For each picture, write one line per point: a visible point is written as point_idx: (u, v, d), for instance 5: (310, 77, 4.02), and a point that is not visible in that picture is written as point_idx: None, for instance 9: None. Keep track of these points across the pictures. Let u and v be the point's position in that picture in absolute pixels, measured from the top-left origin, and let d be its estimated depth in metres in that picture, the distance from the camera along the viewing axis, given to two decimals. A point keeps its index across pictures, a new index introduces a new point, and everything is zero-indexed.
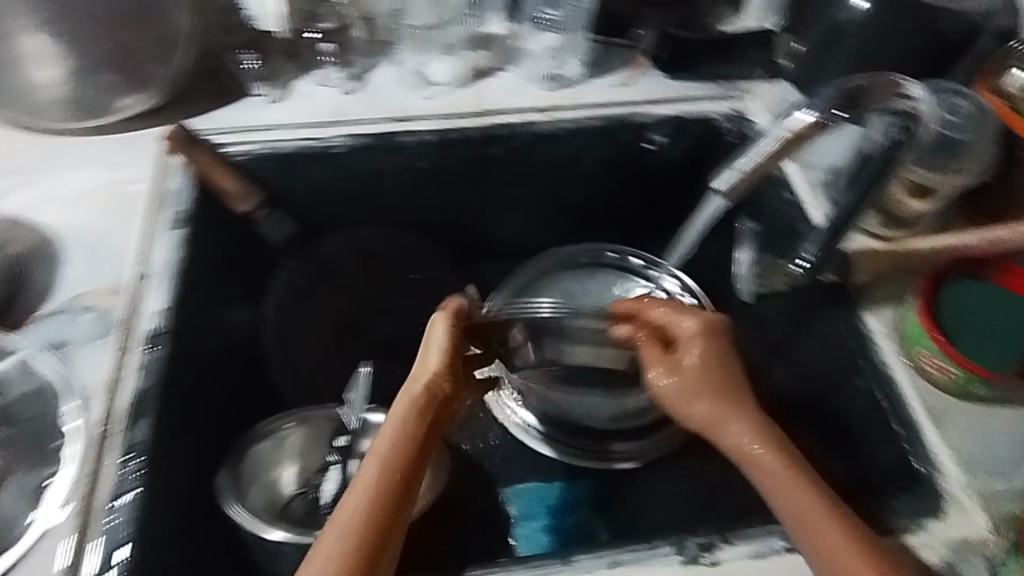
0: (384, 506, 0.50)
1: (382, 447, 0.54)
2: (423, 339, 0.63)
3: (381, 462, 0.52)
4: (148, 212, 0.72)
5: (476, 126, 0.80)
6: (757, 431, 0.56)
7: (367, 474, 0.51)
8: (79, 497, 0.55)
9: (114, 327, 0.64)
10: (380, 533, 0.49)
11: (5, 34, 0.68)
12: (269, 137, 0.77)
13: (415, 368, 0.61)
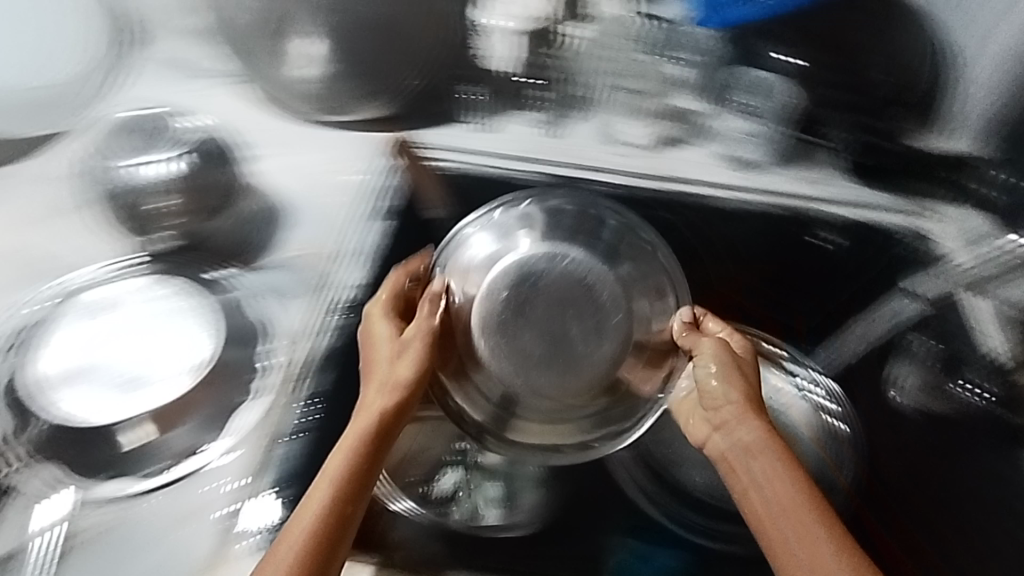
0: (326, 520, 0.55)
1: (323, 488, 0.57)
2: (366, 334, 0.68)
3: (331, 475, 0.58)
4: (360, 200, 0.83)
5: (659, 192, 0.87)
6: (770, 453, 0.58)
7: (314, 501, 0.56)
8: (248, 444, 0.66)
9: (320, 287, 0.75)
10: (342, 528, 0.56)
11: (295, 36, 0.85)
12: (473, 160, 0.86)
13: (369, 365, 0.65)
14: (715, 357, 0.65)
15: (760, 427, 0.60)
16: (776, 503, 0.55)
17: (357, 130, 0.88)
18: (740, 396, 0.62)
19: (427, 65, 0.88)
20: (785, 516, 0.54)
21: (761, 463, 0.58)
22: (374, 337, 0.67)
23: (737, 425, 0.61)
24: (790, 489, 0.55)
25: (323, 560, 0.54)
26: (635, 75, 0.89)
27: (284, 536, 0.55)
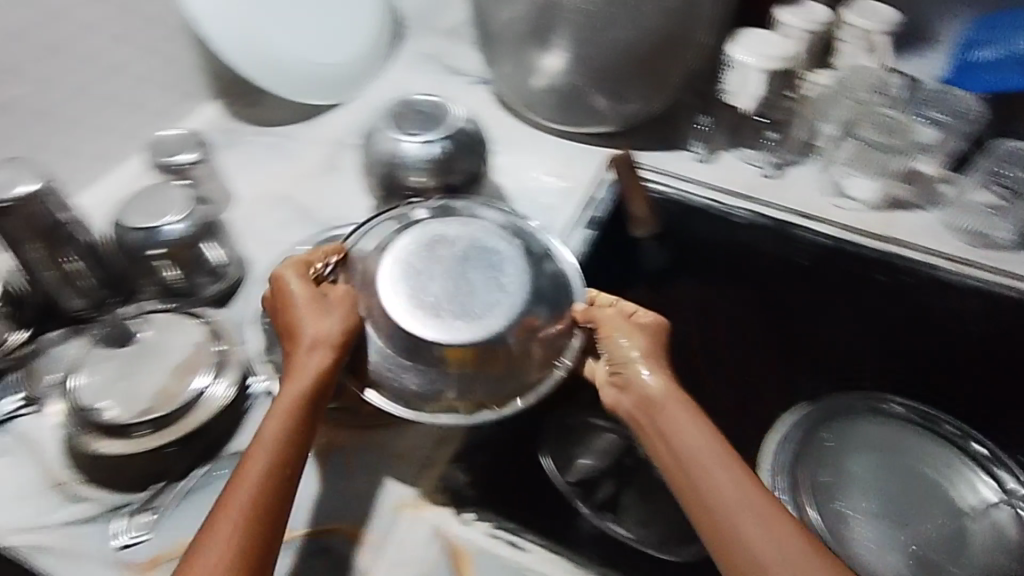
0: (279, 470, 0.52)
1: (257, 451, 0.53)
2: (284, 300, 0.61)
3: (278, 430, 0.54)
4: (577, 207, 0.87)
5: (877, 250, 0.83)
6: (696, 439, 0.53)
7: (253, 464, 0.52)
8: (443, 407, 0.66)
9: None
10: (285, 484, 0.52)
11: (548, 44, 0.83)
12: (686, 187, 0.88)
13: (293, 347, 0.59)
14: (641, 343, 0.60)
15: (677, 409, 0.55)
16: (732, 501, 0.50)
17: (589, 144, 0.94)
18: (632, 377, 0.58)
19: (665, 88, 0.89)
20: (754, 519, 0.49)
21: (699, 455, 0.53)
22: (292, 304, 0.61)
23: (671, 418, 0.55)
24: (736, 482, 0.51)
25: (274, 515, 0.51)
26: (880, 129, 0.87)
27: (223, 508, 0.50)
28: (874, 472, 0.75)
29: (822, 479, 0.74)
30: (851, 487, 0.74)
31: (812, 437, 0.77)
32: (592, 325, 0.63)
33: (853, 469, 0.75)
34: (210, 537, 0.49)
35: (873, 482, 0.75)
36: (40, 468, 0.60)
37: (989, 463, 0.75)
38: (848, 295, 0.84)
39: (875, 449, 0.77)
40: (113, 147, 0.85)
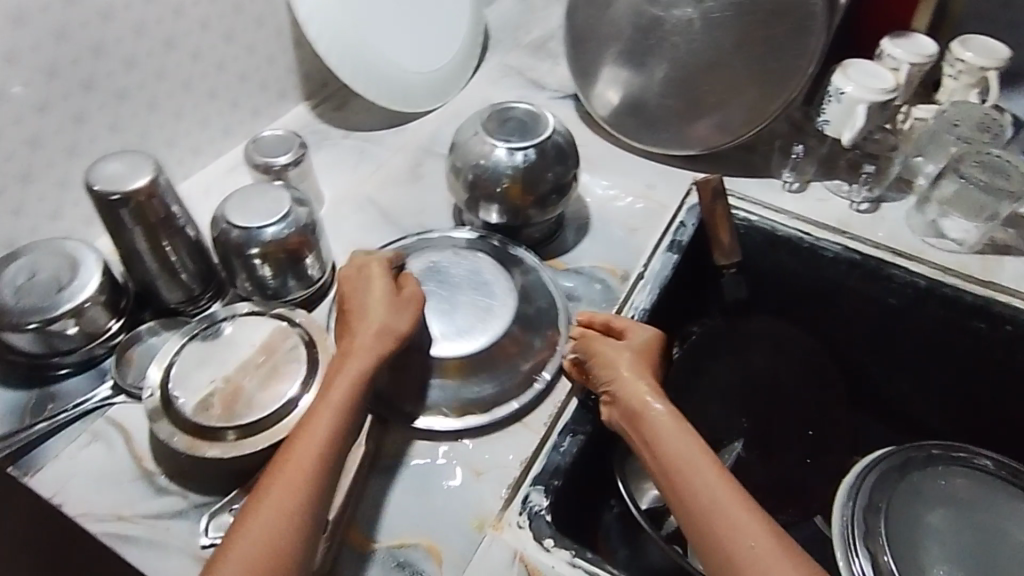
0: (330, 460, 0.53)
1: (307, 437, 0.53)
2: (354, 297, 0.64)
3: (331, 415, 0.54)
4: (659, 230, 0.85)
5: (979, 293, 0.78)
6: (682, 448, 0.54)
7: (303, 448, 0.52)
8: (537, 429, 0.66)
9: (612, 304, 0.77)
10: (328, 472, 0.52)
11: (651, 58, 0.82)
12: (774, 216, 0.86)
13: (349, 340, 0.60)
14: (633, 363, 0.62)
15: (666, 422, 0.57)
16: (717, 504, 0.51)
17: (674, 167, 0.92)
18: (631, 398, 0.59)
19: (763, 116, 0.84)
20: (744, 523, 0.49)
21: (686, 464, 0.53)
22: (359, 298, 0.63)
23: (659, 428, 0.57)
24: (720, 487, 0.52)
25: (316, 503, 0.51)
26: (987, 168, 0.82)
27: (264, 490, 0.51)
28: (959, 521, 0.74)
29: (906, 528, 0.72)
30: (935, 537, 0.72)
31: (892, 484, 0.76)
32: (594, 351, 0.65)
33: (936, 518, 0.73)
34: (253, 519, 0.49)
35: (957, 532, 0.73)
36: (129, 455, 0.62)
37: None
38: (935, 341, 0.82)
39: (956, 500, 0.76)
40: (206, 143, 0.87)
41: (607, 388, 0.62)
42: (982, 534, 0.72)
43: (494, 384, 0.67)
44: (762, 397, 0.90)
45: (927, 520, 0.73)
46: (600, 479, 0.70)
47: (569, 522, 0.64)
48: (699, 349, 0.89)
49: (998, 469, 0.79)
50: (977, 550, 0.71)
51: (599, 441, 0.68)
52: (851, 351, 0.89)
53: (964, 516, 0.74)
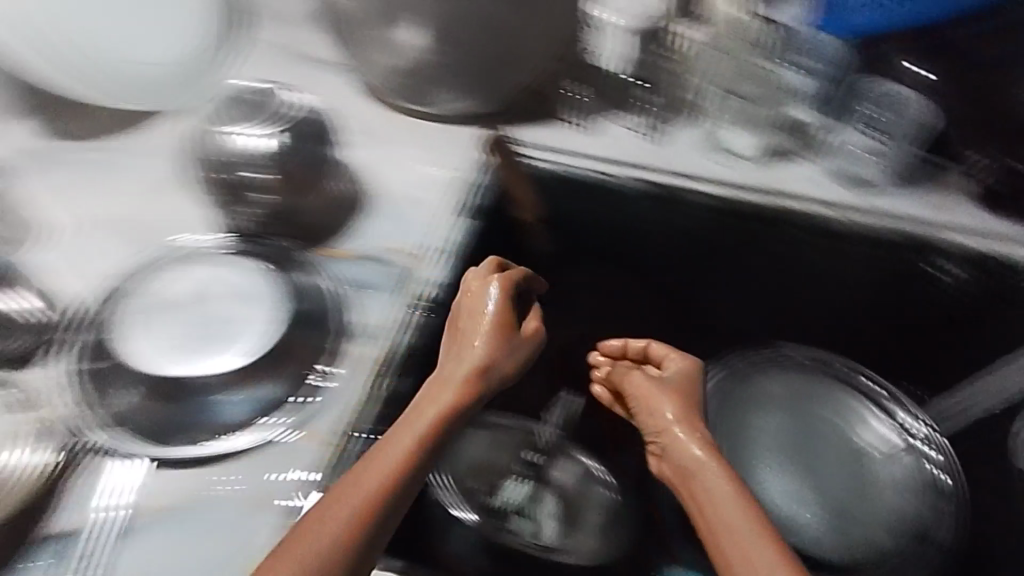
0: (402, 483, 0.56)
1: (387, 468, 0.56)
2: (478, 314, 0.67)
3: (412, 443, 0.58)
4: (451, 197, 0.82)
5: (759, 200, 0.83)
6: (718, 491, 0.58)
7: (366, 480, 0.55)
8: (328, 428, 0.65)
9: (402, 286, 0.73)
10: (386, 504, 0.54)
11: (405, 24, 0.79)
12: (572, 160, 0.84)
13: (450, 351, 0.66)
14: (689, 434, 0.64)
15: (703, 455, 0.61)
16: (727, 532, 0.55)
17: (459, 127, 0.87)
18: (675, 446, 0.63)
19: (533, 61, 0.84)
20: (749, 542, 0.53)
21: (704, 490, 0.59)
22: (473, 311, 0.67)
23: (714, 477, 0.59)
24: (745, 526, 0.55)
25: (375, 529, 0.53)
26: (749, 80, 0.86)
27: (322, 508, 0.53)
28: (780, 425, 0.77)
29: (732, 449, 0.74)
30: (760, 449, 0.75)
31: (721, 407, 0.77)
32: (647, 396, 0.69)
33: (761, 428, 0.76)
34: (306, 534, 0.51)
35: (781, 436, 0.76)
36: None
37: (888, 402, 0.78)
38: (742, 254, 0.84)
39: (779, 405, 0.78)
40: None
41: (656, 439, 0.66)
42: (800, 433, 0.77)
43: (251, 401, 0.66)
44: None
45: (750, 436, 0.75)
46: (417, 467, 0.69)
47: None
48: None
49: (815, 364, 0.81)
50: (796, 451, 0.75)
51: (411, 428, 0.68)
52: None
53: (786, 418, 0.77)
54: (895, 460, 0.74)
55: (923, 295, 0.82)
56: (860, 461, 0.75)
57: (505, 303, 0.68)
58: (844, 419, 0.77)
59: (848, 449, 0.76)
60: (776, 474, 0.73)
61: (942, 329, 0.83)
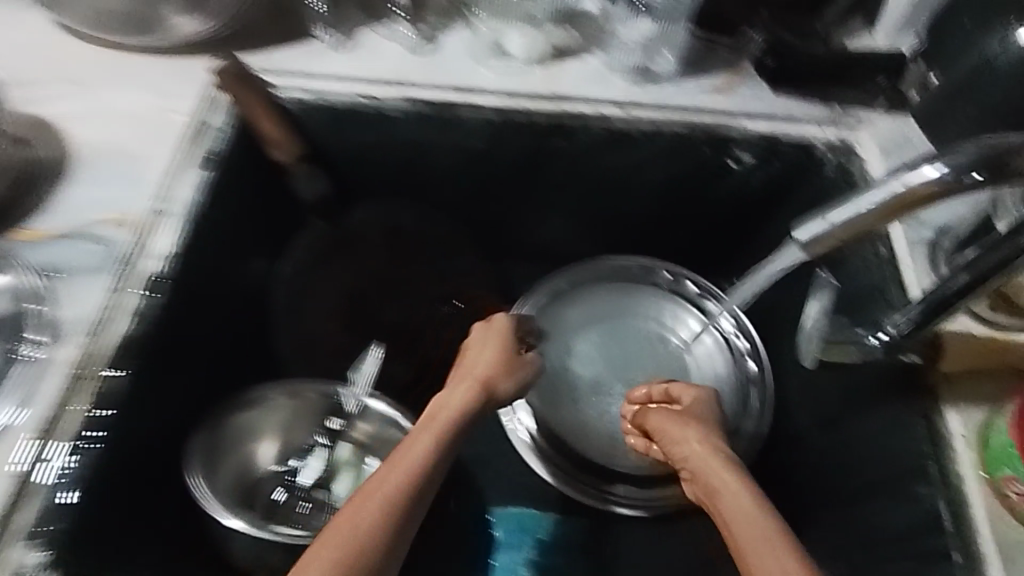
0: (405, 500, 0.52)
1: (394, 481, 0.53)
2: (489, 351, 0.67)
3: (430, 439, 0.58)
4: (179, 145, 0.69)
5: (548, 112, 0.74)
6: (741, 505, 0.55)
7: (369, 500, 0.51)
8: (27, 442, 0.54)
9: (115, 263, 0.62)
10: (394, 530, 0.51)
11: None
12: (324, 86, 0.74)
13: (455, 378, 0.65)
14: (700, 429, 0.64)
15: (729, 465, 0.59)
16: (758, 537, 0.51)
17: (185, 57, 0.74)
18: (689, 451, 0.62)
19: None
20: (757, 541, 0.51)
21: (728, 496, 0.56)
22: (479, 352, 0.67)
23: (720, 480, 0.58)
24: (754, 522, 0.52)
25: (383, 557, 0.50)
26: None
27: (327, 533, 0.50)
28: (605, 337, 0.84)
29: (556, 371, 0.82)
30: (585, 367, 0.82)
31: (550, 332, 0.83)
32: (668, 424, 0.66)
33: (582, 346, 0.83)
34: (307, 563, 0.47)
35: (603, 351, 0.83)
36: None
37: (702, 300, 0.83)
38: (530, 168, 0.78)
39: (603, 316, 0.85)
40: None
41: (684, 465, 0.63)
42: (621, 342, 0.84)
43: None
44: (384, 287, 0.85)
45: (577, 355, 0.83)
46: (152, 465, 0.62)
47: (87, 563, 0.52)
48: (306, 266, 0.81)
49: (640, 271, 0.85)
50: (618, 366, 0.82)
51: (134, 430, 0.59)
52: (467, 208, 0.85)
53: (611, 331, 0.84)
54: (704, 358, 0.81)
55: (717, 188, 0.79)
56: (672, 363, 0.82)
57: (503, 340, 0.68)
58: (660, 325, 0.84)
59: (665, 352, 0.83)
60: (596, 390, 0.81)
61: (738, 215, 0.82)
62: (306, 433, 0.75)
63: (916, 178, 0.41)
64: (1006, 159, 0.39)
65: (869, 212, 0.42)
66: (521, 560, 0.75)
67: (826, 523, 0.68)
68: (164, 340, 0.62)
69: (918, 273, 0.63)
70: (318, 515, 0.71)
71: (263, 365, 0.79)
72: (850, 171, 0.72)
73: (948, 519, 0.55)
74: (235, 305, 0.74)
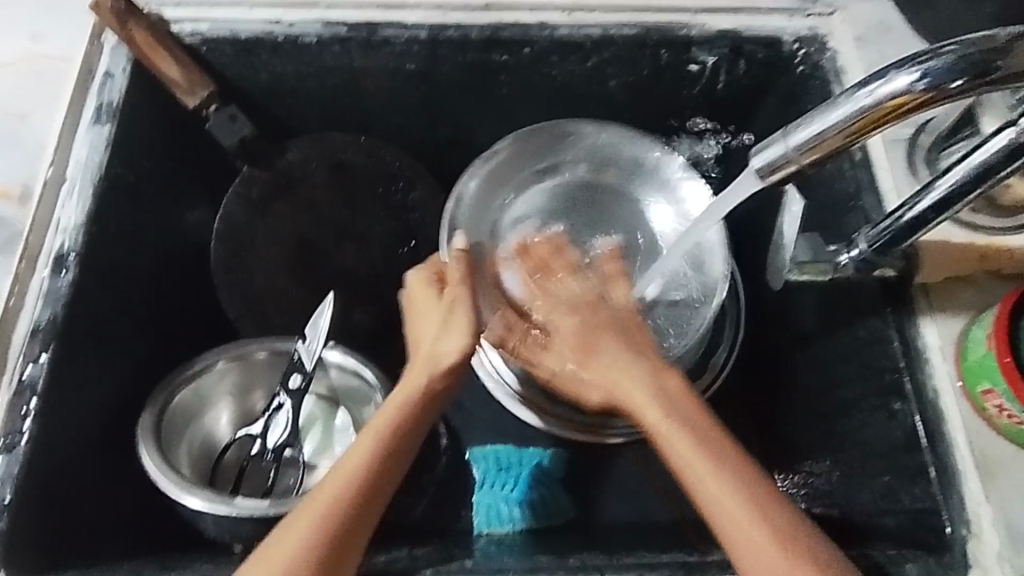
0: (368, 489, 0.49)
1: (349, 475, 0.49)
2: (445, 305, 0.57)
3: (391, 420, 0.52)
4: (68, 98, 0.61)
5: (482, 23, 0.66)
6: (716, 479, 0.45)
7: (320, 499, 0.47)
8: None
9: (17, 241, 0.56)
10: (355, 524, 0.47)
11: None
12: (228, 14, 0.65)
13: (422, 343, 0.57)
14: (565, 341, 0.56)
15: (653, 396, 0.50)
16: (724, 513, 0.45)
17: None
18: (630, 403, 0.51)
19: None
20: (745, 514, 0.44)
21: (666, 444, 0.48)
22: (428, 315, 0.57)
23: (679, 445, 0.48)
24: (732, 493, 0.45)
25: (347, 551, 0.46)
26: None
27: (282, 532, 0.46)
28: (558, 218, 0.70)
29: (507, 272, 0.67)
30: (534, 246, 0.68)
31: (490, 206, 0.69)
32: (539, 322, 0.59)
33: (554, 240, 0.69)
34: (262, 564, 0.45)
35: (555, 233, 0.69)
36: None
37: None
38: (473, 88, 0.71)
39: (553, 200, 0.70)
40: None
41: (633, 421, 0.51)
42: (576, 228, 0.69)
43: None
44: (331, 232, 0.76)
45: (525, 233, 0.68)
46: (99, 447, 0.59)
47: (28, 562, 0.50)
48: (237, 218, 0.72)
49: None
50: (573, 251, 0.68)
51: (66, 418, 0.55)
52: (411, 137, 0.76)
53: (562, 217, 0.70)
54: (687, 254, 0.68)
55: (682, 95, 0.72)
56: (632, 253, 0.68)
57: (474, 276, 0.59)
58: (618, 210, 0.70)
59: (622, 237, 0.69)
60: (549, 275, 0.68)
61: (709, 121, 0.75)
62: (257, 401, 0.69)
63: (889, 88, 0.36)
64: (995, 57, 0.34)
65: (830, 131, 0.38)
66: (506, 498, 0.68)
67: (809, 440, 0.65)
68: (84, 320, 0.57)
69: (896, 176, 0.58)
70: (289, 474, 0.67)
71: (209, 330, 0.73)
72: (822, 66, 0.65)
73: (924, 434, 0.53)
74: (166, 270, 0.68)
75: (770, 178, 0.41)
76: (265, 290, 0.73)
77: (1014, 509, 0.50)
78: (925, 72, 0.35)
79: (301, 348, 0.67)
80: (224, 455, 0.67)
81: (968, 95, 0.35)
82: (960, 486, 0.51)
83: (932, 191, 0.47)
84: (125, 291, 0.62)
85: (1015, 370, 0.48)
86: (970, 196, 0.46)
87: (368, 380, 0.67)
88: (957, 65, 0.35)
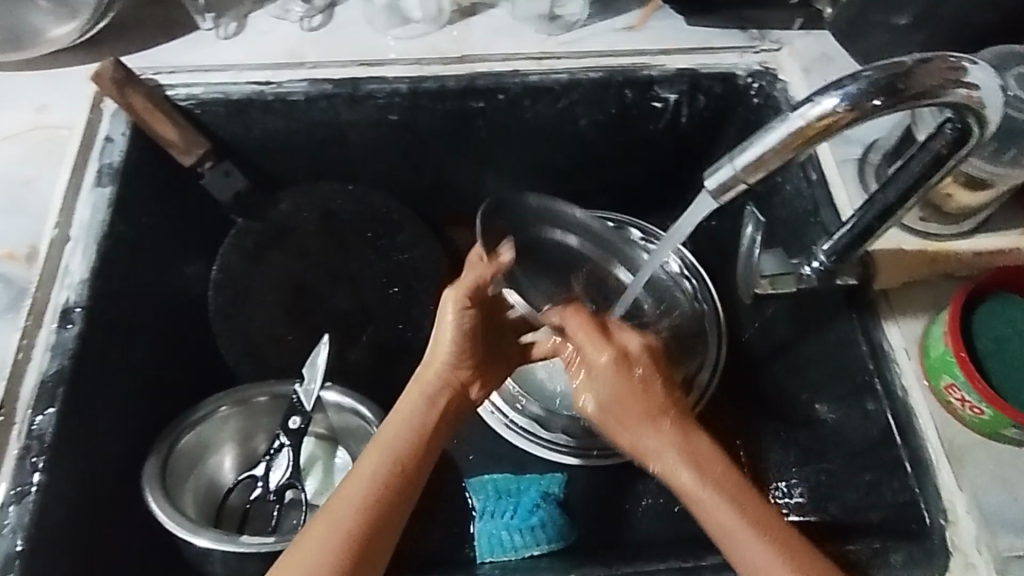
0: (382, 499, 0.51)
1: (355, 492, 0.51)
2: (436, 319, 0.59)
3: (401, 445, 0.54)
4: (71, 162, 0.65)
5: (458, 74, 0.71)
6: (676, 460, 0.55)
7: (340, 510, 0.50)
8: None
9: (22, 301, 0.59)
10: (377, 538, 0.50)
11: None
12: (219, 77, 0.69)
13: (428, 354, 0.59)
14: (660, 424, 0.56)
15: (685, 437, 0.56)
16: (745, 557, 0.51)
17: (66, 67, 0.69)
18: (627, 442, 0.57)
19: None
20: (743, 538, 0.51)
21: (674, 476, 0.54)
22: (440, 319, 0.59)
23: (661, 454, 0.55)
24: (732, 519, 0.52)
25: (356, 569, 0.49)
26: None
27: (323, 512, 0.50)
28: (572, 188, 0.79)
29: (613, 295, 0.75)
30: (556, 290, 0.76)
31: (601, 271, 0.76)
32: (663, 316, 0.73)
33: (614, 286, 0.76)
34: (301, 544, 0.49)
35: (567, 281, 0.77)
36: None
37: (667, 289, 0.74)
38: (453, 133, 0.75)
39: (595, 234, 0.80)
40: None
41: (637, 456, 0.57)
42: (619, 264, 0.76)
43: None
44: (323, 275, 0.79)
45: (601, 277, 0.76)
46: (107, 496, 0.60)
47: None
48: (232, 268, 0.75)
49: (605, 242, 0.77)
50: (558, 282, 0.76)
51: (74, 465, 0.57)
52: (397, 181, 0.80)
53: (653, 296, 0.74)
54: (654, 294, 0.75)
55: (650, 128, 0.77)
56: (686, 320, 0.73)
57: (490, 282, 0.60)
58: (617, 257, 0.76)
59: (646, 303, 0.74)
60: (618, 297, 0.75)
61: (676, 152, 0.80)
62: (258, 443, 0.71)
63: (817, 111, 0.41)
64: (901, 80, 0.40)
65: (768, 151, 0.42)
66: (506, 525, 0.68)
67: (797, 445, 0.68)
68: (87, 369, 0.59)
69: (849, 192, 0.63)
70: (293, 515, 0.68)
71: (207, 377, 0.76)
72: (774, 96, 0.71)
73: (897, 430, 0.56)
74: (166, 319, 0.70)
75: (722, 198, 0.45)
76: (261, 335, 0.76)
77: (984, 496, 0.52)
78: (844, 95, 0.40)
79: (299, 390, 0.68)
80: (228, 497, 0.69)
81: (883, 114, 0.40)
82: (934, 476, 0.54)
83: (873, 200, 0.51)
84: (126, 341, 0.65)
85: (970, 362, 0.52)
86: (906, 203, 0.50)
87: (363, 416, 0.68)
88: (871, 88, 0.40)
